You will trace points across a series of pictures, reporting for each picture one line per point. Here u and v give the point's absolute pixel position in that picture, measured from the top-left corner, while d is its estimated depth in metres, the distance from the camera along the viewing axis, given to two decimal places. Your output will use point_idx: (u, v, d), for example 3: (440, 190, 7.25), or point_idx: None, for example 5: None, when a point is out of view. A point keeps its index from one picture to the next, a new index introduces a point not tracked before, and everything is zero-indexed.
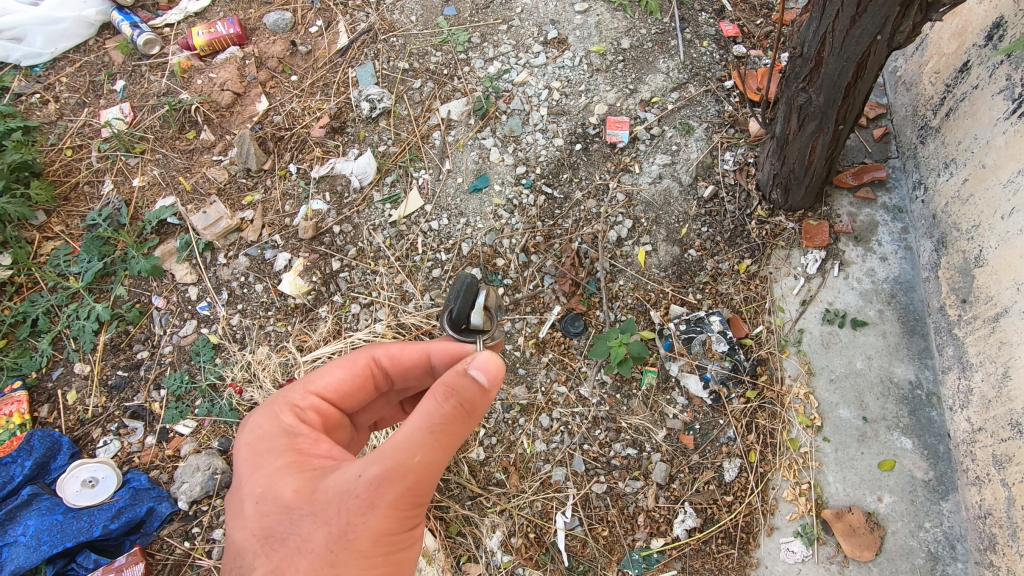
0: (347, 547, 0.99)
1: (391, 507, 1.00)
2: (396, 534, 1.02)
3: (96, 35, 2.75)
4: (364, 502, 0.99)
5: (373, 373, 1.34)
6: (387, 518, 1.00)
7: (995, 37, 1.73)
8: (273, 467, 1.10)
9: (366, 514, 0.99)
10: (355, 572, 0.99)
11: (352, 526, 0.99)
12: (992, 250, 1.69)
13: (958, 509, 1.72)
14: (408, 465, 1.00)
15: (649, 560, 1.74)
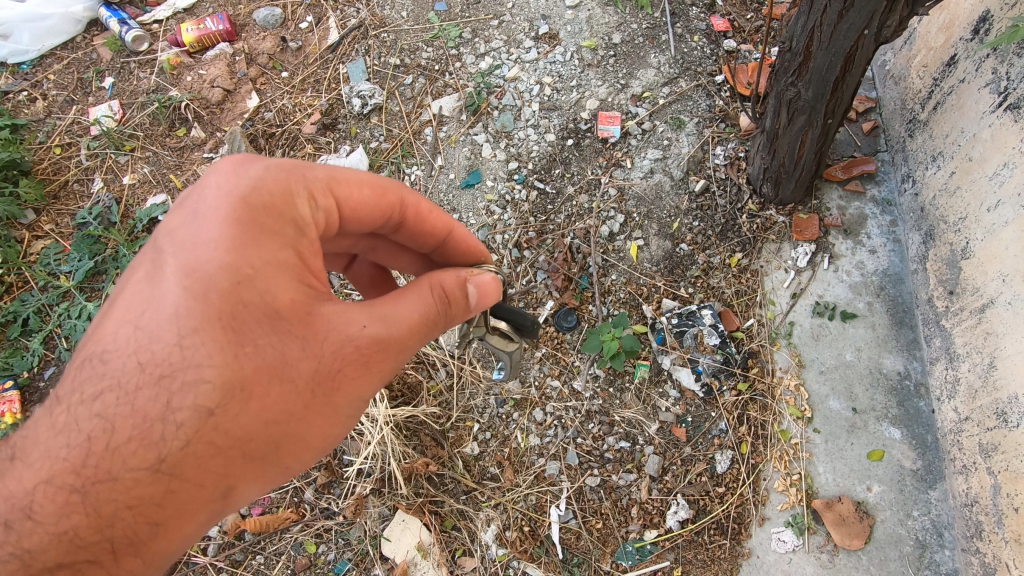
0: (328, 402, 1.00)
1: (378, 377, 1.04)
2: (363, 403, 1.07)
3: (84, 32, 2.73)
4: (365, 364, 1.01)
5: (392, 219, 1.20)
6: (369, 387, 1.05)
7: (981, 31, 1.75)
8: (270, 259, 0.94)
9: (359, 376, 1.02)
10: (319, 427, 1.01)
11: (341, 382, 1.00)
12: (979, 242, 1.71)
13: (946, 497, 1.75)
14: (403, 345, 1.05)
15: (642, 551, 1.76)
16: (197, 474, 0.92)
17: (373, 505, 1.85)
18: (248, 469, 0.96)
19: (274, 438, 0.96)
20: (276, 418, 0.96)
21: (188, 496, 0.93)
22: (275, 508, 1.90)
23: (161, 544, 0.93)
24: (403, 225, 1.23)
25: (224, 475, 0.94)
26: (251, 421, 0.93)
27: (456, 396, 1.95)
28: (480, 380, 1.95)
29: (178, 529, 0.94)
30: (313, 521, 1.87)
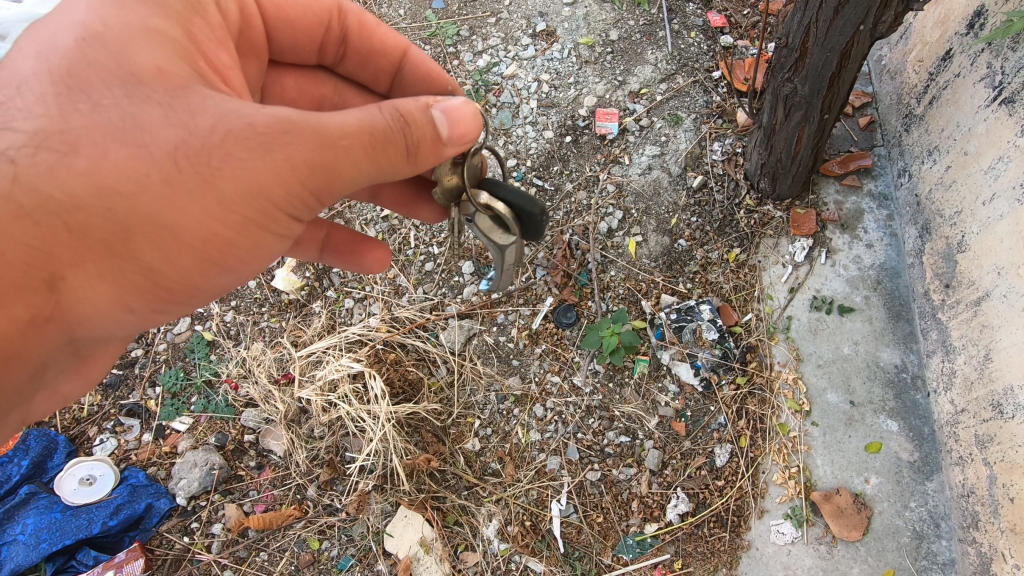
0: (206, 184, 0.98)
1: (280, 166, 0.99)
2: (262, 197, 1.02)
3: None
4: (262, 147, 0.98)
5: (334, 28, 1.41)
6: (270, 176, 1.00)
7: (976, 25, 1.76)
8: (155, 31, 1.06)
9: (256, 155, 0.98)
10: (192, 207, 0.99)
11: (220, 164, 0.98)
12: (974, 236, 1.72)
13: (942, 488, 1.77)
14: (340, 148, 1.02)
15: (643, 545, 1.78)
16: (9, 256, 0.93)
17: (375, 501, 1.87)
18: (79, 251, 0.97)
19: (122, 218, 0.97)
20: (127, 193, 0.97)
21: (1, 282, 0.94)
22: (278, 505, 1.91)
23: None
24: (348, 36, 1.43)
25: (47, 253, 0.96)
26: (87, 188, 0.96)
27: (457, 392, 1.96)
28: (481, 376, 1.97)
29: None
30: (316, 517, 1.89)
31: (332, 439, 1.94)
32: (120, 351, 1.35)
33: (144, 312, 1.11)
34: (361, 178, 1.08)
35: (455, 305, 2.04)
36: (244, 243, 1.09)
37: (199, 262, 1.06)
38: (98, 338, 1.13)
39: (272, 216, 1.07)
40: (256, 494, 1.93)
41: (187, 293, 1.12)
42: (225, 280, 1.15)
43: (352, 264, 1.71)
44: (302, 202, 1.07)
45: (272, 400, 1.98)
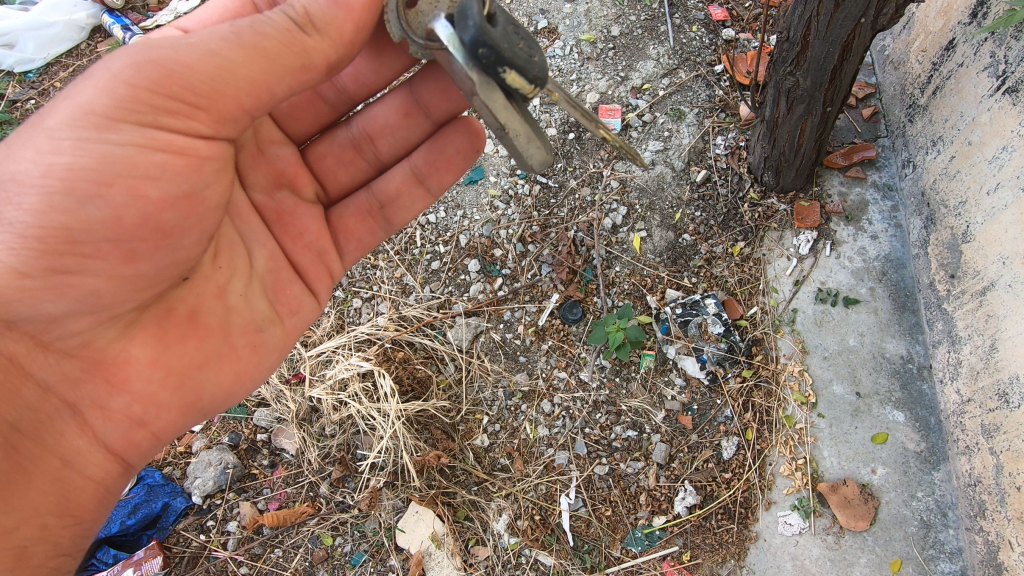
0: (50, 122, 1.14)
1: (120, 75, 1.11)
2: (107, 109, 1.12)
3: (88, 39, 2.76)
4: (87, 77, 1.14)
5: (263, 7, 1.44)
6: (116, 86, 1.11)
7: (979, 15, 1.76)
8: None
9: (95, 77, 1.13)
10: (37, 143, 1.14)
11: (58, 105, 1.16)
12: (979, 226, 1.72)
13: (949, 477, 1.78)
14: (171, 44, 1.11)
15: (651, 537, 1.80)
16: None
17: (386, 498, 1.90)
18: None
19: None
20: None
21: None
22: (292, 502, 1.95)
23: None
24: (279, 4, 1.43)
25: None
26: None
27: (466, 389, 1.98)
28: (488, 373, 1.99)
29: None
30: (329, 514, 1.92)
31: (343, 437, 1.97)
32: (152, 354, 1.31)
33: (41, 265, 1.17)
34: (199, 59, 1.11)
35: (462, 303, 2.06)
36: (108, 161, 1.15)
37: (50, 195, 1.14)
38: (34, 314, 1.20)
39: (131, 124, 1.14)
40: (270, 492, 1.97)
41: (71, 237, 1.17)
42: (100, 210, 1.17)
43: (456, 162, 1.60)
44: (143, 106, 1.13)
45: (283, 400, 2.01)
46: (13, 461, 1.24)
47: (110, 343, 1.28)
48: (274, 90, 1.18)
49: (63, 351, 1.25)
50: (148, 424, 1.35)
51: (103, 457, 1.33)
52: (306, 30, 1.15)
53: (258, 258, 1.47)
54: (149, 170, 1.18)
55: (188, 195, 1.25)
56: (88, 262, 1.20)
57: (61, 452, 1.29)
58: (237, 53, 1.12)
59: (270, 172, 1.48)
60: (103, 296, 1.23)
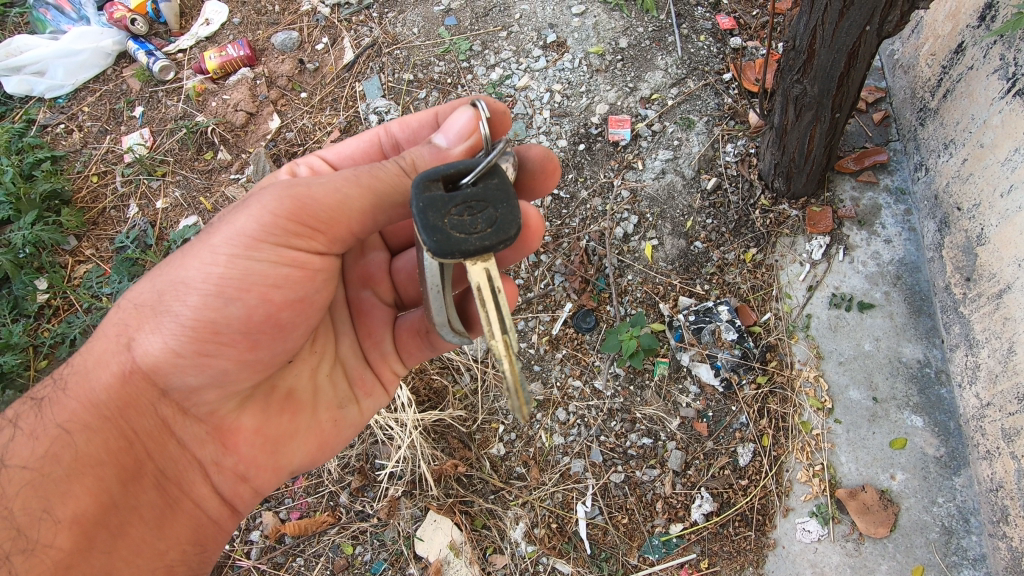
0: (204, 243, 1.23)
1: (262, 208, 1.19)
2: (247, 238, 1.20)
3: (114, 64, 2.86)
4: (241, 206, 1.23)
5: (387, 145, 1.57)
6: (258, 218, 1.19)
7: (987, 18, 1.76)
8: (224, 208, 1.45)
9: (244, 211, 1.21)
10: (193, 261, 1.22)
11: (219, 224, 1.24)
12: (993, 228, 1.72)
13: (971, 483, 1.76)
14: (308, 182, 1.20)
15: (668, 545, 1.80)
16: (104, 341, 1.28)
17: (405, 507, 1.92)
18: (143, 318, 1.25)
19: (159, 283, 1.25)
20: (166, 269, 1.26)
21: (105, 354, 1.27)
22: (313, 512, 1.98)
23: (97, 396, 1.27)
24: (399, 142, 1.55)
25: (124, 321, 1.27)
26: (148, 280, 1.29)
27: (481, 399, 2.02)
28: (503, 383, 2.01)
29: (94, 378, 1.27)
30: (349, 523, 1.95)
31: (362, 447, 2.01)
32: (259, 421, 1.40)
33: (188, 349, 1.24)
34: (331, 193, 1.18)
35: None
36: (243, 276, 1.22)
37: (204, 297, 1.22)
38: (180, 385, 1.28)
39: (267, 249, 1.21)
40: (291, 501, 2.00)
41: (214, 331, 1.24)
42: (239, 310, 1.23)
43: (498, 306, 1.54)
44: (279, 232, 1.20)
45: None
46: (161, 500, 1.37)
47: (230, 411, 1.37)
48: (379, 218, 1.25)
49: (196, 416, 1.34)
50: (249, 479, 1.46)
51: (219, 502, 1.46)
52: (414, 175, 1.21)
53: (342, 345, 1.55)
54: (276, 281, 1.24)
55: (298, 301, 1.29)
56: (221, 351, 1.26)
57: (194, 496, 1.42)
58: (362, 190, 1.19)
59: (360, 275, 1.58)
60: (232, 375, 1.30)
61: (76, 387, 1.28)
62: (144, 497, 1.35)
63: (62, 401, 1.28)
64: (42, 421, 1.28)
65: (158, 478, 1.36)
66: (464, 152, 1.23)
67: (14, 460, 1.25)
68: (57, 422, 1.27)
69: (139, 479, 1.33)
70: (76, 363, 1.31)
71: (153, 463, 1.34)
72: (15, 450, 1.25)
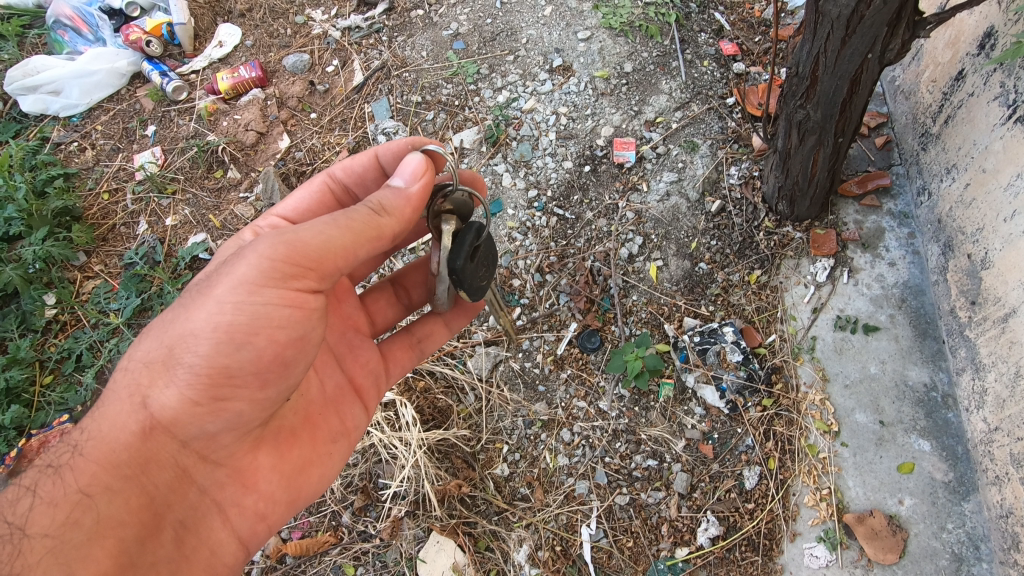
0: (206, 295, 1.20)
1: (260, 256, 1.16)
2: (246, 286, 1.17)
3: (128, 84, 2.92)
4: (232, 260, 1.21)
5: (339, 191, 1.59)
6: (256, 264, 1.17)
7: (987, 46, 1.79)
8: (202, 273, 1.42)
9: (241, 259, 1.18)
10: (202, 309, 1.19)
11: (218, 276, 1.21)
12: (997, 252, 1.73)
13: (980, 509, 1.74)
14: (294, 229, 1.18)
15: (674, 569, 1.77)
16: (117, 403, 1.26)
17: (408, 527, 1.90)
18: (155, 375, 1.23)
19: (166, 338, 1.21)
20: (170, 324, 1.23)
21: (119, 416, 1.25)
22: (315, 532, 1.96)
23: (115, 455, 1.24)
24: (349, 185, 1.60)
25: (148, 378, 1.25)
26: (153, 339, 1.25)
27: (486, 418, 2.01)
28: (508, 403, 2.01)
29: (112, 439, 1.25)
30: (351, 543, 1.93)
31: (365, 465, 2.00)
32: (274, 459, 1.41)
33: (205, 396, 1.23)
34: (318, 236, 1.17)
35: (482, 332, 2.11)
36: (250, 318, 1.19)
37: (216, 342, 1.19)
38: (197, 434, 1.28)
39: (272, 291, 1.18)
40: (293, 521, 1.98)
41: (229, 376, 1.22)
42: (251, 354, 1.21)
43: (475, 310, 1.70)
44: (278, 274, 1.17)
45: None
46: (178, 553, 1.34)
47: (243, 452, 1.37)
48: (360, 254, 1.24)
49: (216, 462, 1.34)
50: (267, 517, 1.45)
51: (236, 547, 1.43)
52: (382, 214, 1.24)
53: (330, 385, 1.53)
54: (281, 321, 1.22)
55: (298, 340, 1.27)
56: (236, 393, 1.24)
57: (211, 542, 1.40)
58: (346, 233, 1.20)
59: (342, 318, 1.58)
60: (244, 419, 1.30)
61: (92, 450, 1.25)
62: (162, 552, 1.32)
63: (77, 464, 1.24)
64: (58, 488, 1.22)
65: (175, 528, 1.34)
66: (422, 190, 1.28)
67: (30, 530, 1.17)
68: (74, 486, 1.22)
69: (157, 533, 1.31)
70: (87, 428, 1.28)
71: (170, 514, 1.33)
72: (30, 520, 1.18)
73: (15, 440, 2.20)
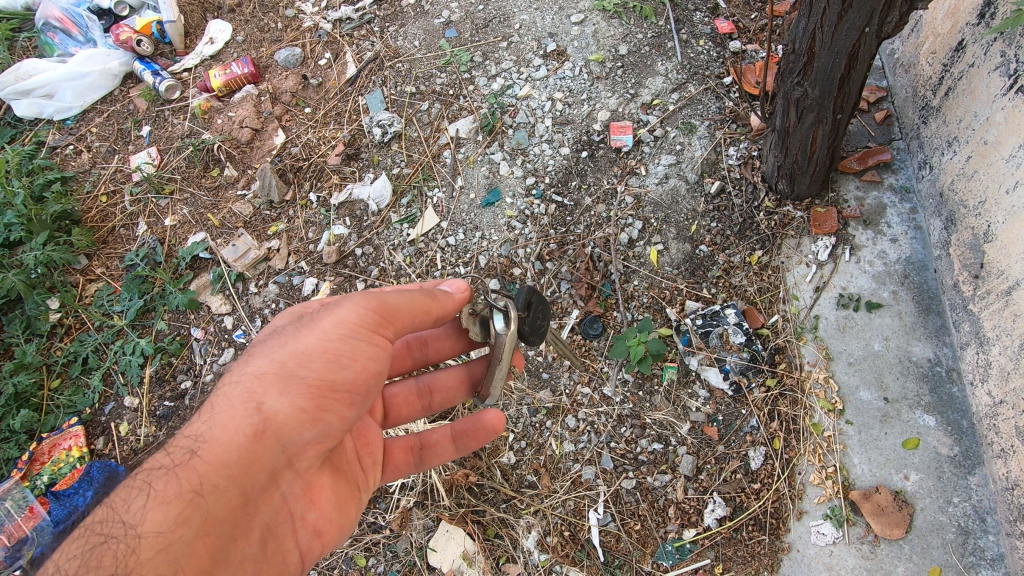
0: (311, 325, 1.30)
1: (356, 301, 1.31)
2: (346, 321, 1.29)
3: (121, 85, 2.91)
4: (329, 303, 1.34)
5: None
6: (354, 307, 1.30)
7: (987, 15, 1.77)
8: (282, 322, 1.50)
9: (338, 302, 1.31)
10: (307, 339, 1.28)
11: (319, 312, 1.33)
12: (1000, 225, 1.72)
13: (986, 482, 1.74)
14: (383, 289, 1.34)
15: (682, 551, 1.79)
16: (228, 406, 1.25)
17: (417, 517, 1.93)
18: (269, 383, 1.25)
19: (278, 353, 1.27)
20: (275, 346, 1.30)
21: (231, 418, 1.24)
22: None
23: (225, 454, 1.22)
24: None
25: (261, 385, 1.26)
26: (259, 356, 1.30)
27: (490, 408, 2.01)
28: (512, 391, 2.01)
29: (223, 440, 1.23)
30: (361, 535, 1.94)
31: None
32: (333, 479, 1.46)
33: (311, 406, 1.26)
34: (400, 297, 1.34)
35: None
36: (349, 350, 1.28)
37: (317, 366, 1.26)
38: (295, 442, 1.29)
39: (361, 333, 1.30)
40: None
41: (330, 391, 1.27)
42: (352, 374, 1.29)
43: (484, 436, 1.64)
44: (371, 320, 1.31)
45: None
46: (262, 554, 1.35)
47: (316, 469, 1.41)
48: (419, 323, 1.39)
49: (297, 472, 1.36)
50: (323, 535, 1.46)
51: (299, 559, 1.44)
52: (436, 299, 1.40)
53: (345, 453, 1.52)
54: (369, 357, 1.31)
55: (382, 372, 1.36)
56: (333, 406, 1.29)
57: (283, 551, 1.40)
58: (415, 302, 1.36)
59: None
60: (333, 433, 1.33)
61: (204, 450, 1.22)
62: (249, 551, 1.32)
63: (189, 463, 1.21)
64: (171, 484, 1.19)
65: (261, 531, 1.35)
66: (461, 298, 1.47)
67: (144, 528, 1.14)
68: (189, 482, 1.20)
69: (247, 532, 1.31)
70: (195, 430, 1.25)
71: (258, 515, 1.33)
72: (145, 517, 1.15)
73: (27, 444, 2.22)
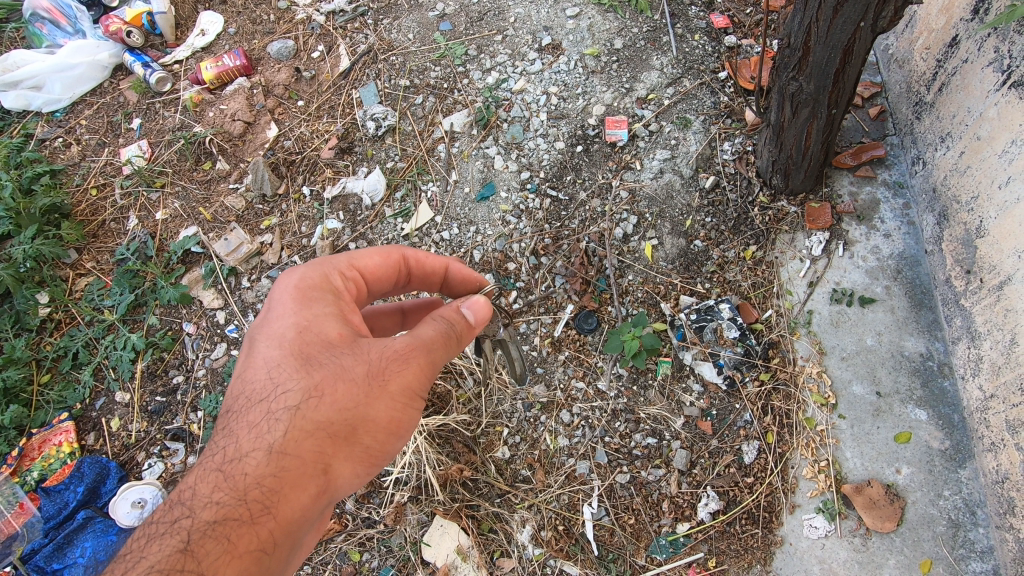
0: (383, 388, 1.18)
1: (424, 366, 1.21)
2: (417, 392, 1.22)
3: (111, 77, 2.88)
4: (401, 359, 1.20)
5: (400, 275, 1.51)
6: (421, 375, 1.21)
7: (980, 11, 1.77)
8: (317, 319, 1.25)
9: (409, 364, 1.19)
10: (380, 406, 1.18)
11: (389, 368, 1.19)
12: (992, 220, 1.72)
13: (977, 475, 1.76)
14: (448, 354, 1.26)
15: (676, 544, 1.79)
16: (295, 463, 1.14)
17: (411, 512, 1.92)
18: (336, 446, 1.17)
19: (349, 414, 1.16)
20: (343, 400, 1.16)
21: (297, 478, 1.14)
22: None
23: (292, 513, 1.15)
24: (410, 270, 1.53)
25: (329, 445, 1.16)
26: (325, 407, 1.15)
27: (485, 403, 2.02)
28: (506, 386, 2.02)
29: (291, 500, 1.14)
30: (356, 530, 1.94)
31: None
32: None
33: (364, 468, 1.23)
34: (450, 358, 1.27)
35: None
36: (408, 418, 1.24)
37: (378, 433, 1.20)
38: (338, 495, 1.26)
39: (419, 401, 1.23)
40: None
41: (382, 454, 1.25)
42: (400, 442, 1.27)
43: None
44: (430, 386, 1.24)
45: None
46: None
47: None
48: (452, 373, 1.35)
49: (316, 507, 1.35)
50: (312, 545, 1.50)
51: None
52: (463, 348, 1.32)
53: None
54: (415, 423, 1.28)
55: None
56: (377, 466, 1.28)
57: None
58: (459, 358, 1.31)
59: None
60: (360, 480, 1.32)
61: (273, 511, 1.13)
62: None
63: (257, 522, 1.12)
64: (239, 544, 1.10)
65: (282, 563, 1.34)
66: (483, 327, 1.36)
67: None
68: (256, 543, 1.11)
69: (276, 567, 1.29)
70: (260, 482, 1.13)
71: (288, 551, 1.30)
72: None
73: (16, 440, 2.20)
